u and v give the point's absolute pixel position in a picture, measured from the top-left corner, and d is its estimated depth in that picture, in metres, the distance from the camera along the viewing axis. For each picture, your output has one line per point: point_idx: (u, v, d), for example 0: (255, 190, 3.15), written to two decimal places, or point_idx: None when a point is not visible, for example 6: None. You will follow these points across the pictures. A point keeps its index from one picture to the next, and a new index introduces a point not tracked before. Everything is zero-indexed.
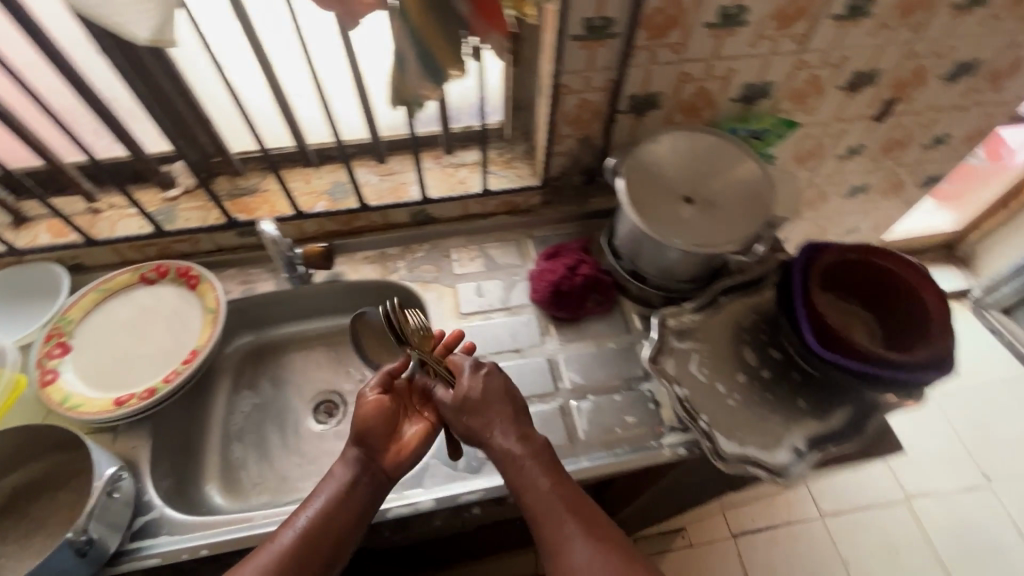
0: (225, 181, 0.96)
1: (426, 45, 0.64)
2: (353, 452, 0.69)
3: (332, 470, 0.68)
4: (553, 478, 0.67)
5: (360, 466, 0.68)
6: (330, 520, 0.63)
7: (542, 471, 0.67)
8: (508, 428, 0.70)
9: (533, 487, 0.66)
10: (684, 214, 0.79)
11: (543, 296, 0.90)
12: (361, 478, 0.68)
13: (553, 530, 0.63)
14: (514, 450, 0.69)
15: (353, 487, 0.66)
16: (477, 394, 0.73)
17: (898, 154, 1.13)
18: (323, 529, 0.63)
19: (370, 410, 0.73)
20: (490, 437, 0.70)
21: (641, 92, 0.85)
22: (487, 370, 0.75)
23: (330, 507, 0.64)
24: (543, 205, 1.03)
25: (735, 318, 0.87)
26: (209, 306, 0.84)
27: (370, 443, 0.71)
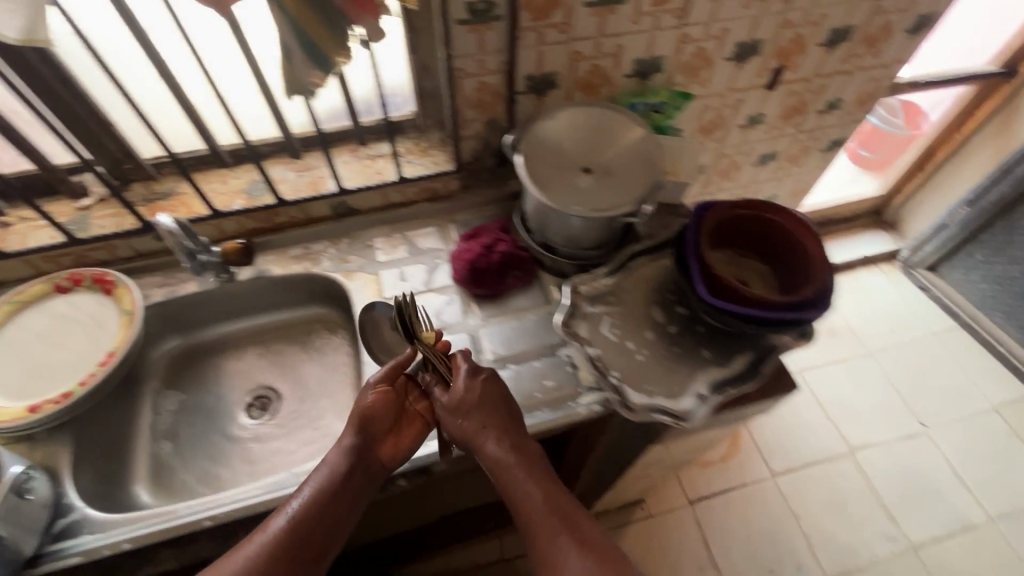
0: (139, 187, 0.97)
1: (307, 33, 0.67)
2: (349, 441, 0.72)
3: (327, 458, 0.70)
4: (544, 486, 0.69)
5: (356, 455, 0.71)
6: (323, 509, 0.66)
7: (535, 482, 0.69)
8: (500, 437, 0.72)
9: (525, 496, 0.68)
10: (582, 182, 0.84)
11: (464, 276, 0.93)
12: (356, 470, 0.70)
13: (545, 540, 0.65)
14: (507, 459, 0.71)
15: (346, 478, 0.69)
16: (476, 399, 0.75)
17: (797, 120, 1.20)
18: (315, 516, 0.65)
19: (373, 404, 0.75)
20: (482, 444, 0.72)
21: (537, 72, 0.89)
22: (483, 375, 0.77)
23: (323, 495, 0.67)
24: (462, 190, 1.06)
25: (644, 280, 0.91)
26: (126, 309, 0.84)
27: (366, 436, 0.73)
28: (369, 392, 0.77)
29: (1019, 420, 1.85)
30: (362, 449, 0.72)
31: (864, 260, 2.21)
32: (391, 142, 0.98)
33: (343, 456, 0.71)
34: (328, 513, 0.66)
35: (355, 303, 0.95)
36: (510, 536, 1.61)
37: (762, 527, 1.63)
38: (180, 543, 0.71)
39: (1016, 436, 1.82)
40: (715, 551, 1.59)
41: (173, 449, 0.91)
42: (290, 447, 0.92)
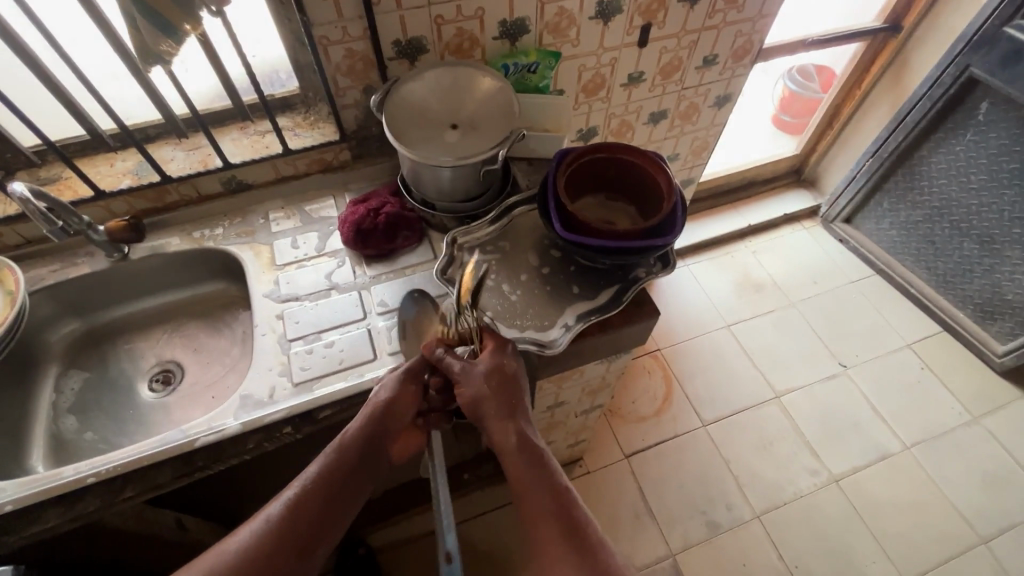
0: (24, 175, 0.98)
1: (148, 3, 0.70)
2: (356, 430, 0.76)
3: (333, 446, 0.75)
4: (543, 478, 0.71)
5: (363, 446, 0.75)
6: (325, 493, 0.71)
7: (539, 476, 0.71)
8: (514, 422, 0.75)
9: (526, 484, 0.70)
10: (448, 137, 0.88)
11: (354, 239, 0.97)
12: (362, 461, 0.75)
13: (538, 535, 0.66)
14: (516, 448, 0.73)
15: (348, 469, 0.74)
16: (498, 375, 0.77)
17: (677, 77, 1.27)
18: (313, 501, 0.70)
19: (396, 402, 0.78)
20: (494, 428, 0.74)
21: (402, 38, 0.93)
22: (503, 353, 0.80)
23: (324, 484, 0.71)
24: (355, 160, 1.10)
25: (522, 228, 0.97)
26: (8, 289, 0.85)
27: (379, 430, 0.77)
28: (392, 386, 0.79)
29: (931, 355, 1.98)
30: (373, 442, 0.76)
31: (786, 218, 2.32)
32: (272, 116, 1.01)
33: (347, 445, 0.75)
34: (328, 502, 0.71)
35: (248, 272, 0.98)
36: (453, 505, 1.66)
37: (694, 474, 1.71)
38: (67, 501, 0.73)
39: (928, 370, 1.94)
40: (651, 499, 1.66)
41: (78, 427, 0.92)
42: (191, 417, 0.95)
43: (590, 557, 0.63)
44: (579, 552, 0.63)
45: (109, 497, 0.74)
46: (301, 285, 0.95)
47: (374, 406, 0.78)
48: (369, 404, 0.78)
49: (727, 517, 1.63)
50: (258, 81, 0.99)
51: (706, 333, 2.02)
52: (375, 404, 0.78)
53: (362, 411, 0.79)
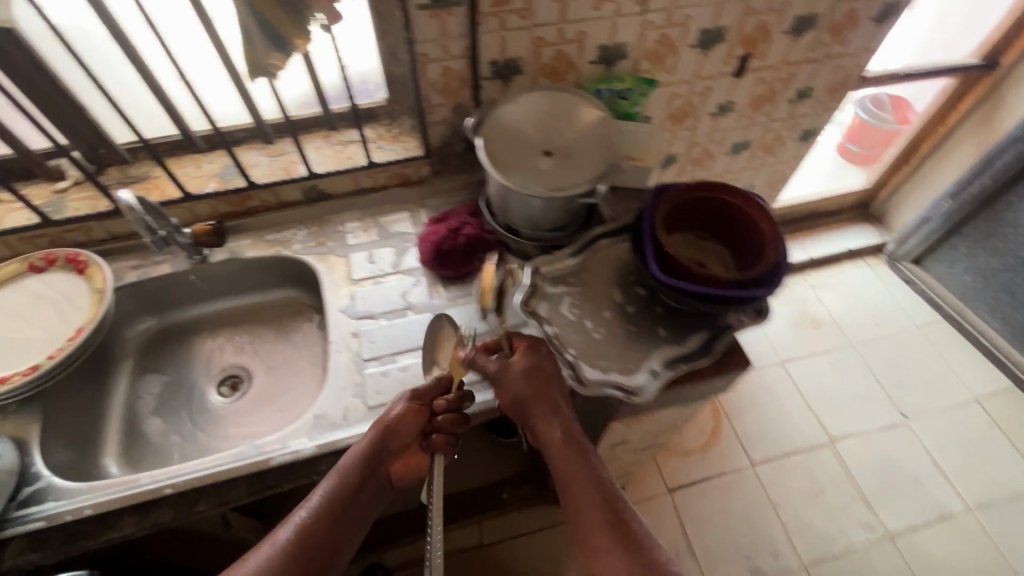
0: (115, 171, 0.99)
1: (265, 16, 0.69)
2: (357, 450, 0.73)
3: (338, 469, 0.72)
4: (585, 471, 0.71)
5: (368, 466, 0.73)
6: (337, 514, 0.69)
7: (581, 468, 0.71)
8: (554, 420, 0.75)
9: (569, 478, 0.71)
10: (541, 164, 0.85)
11: (432, 259, 0.95)
12: (367, 480, 0.73)
13: (587, 525, 0.66)
14: (560, 443, 0.73)
15: (356, 489, 0.71)
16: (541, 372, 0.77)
17: (768, 109, 1.22)
18: (324, 524, 0.67)
19: (400, 419, 0.76)
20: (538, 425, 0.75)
21: (500, 59, 0.90)
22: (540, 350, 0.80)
23: (335, 505, 0.69)
24: (434, 176, 1.08)
25: (606, 262, 0.93)
26: (96, 287, 0.86)
27: (379, 447, 0.75)
28: (401, 403, 0.78)
29: (1001, 411, 1.86)
30: (374, 461, 0.74)
31: (849, 253, 2.22)
32: (359, 128, 0.99)
33: (352, 468, 0.72)
34: (337, 526, 0.68)
35: (323, 284, 0.97)
36: (488, 524, 1.63)
37: (739, 515, 1.64)
38: (141, 510, 0.73)
39: (996, 428, 1.83)
40: (693, 538, 1.61)
41: (151, 427, 0.93)
42: (259, 429, 0.93)
43: (637, 549, 0.64)
44: (626, 544, 0.64)
45: (182, 511, 0.74)
46: (376, 303, 0.94)
47: (382, 419, 0.77)
48: (375, 423, 0.77)
49: (773, 566, 1.57)
50: (348, 92, 0.98)
51: (758, 368, 1.94)
52: (382, 420, 0.77)
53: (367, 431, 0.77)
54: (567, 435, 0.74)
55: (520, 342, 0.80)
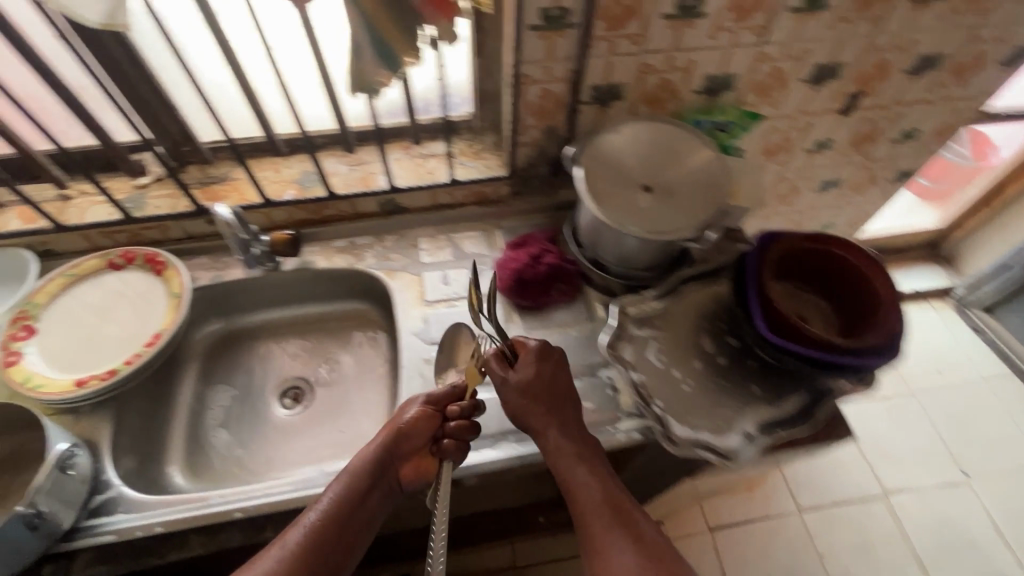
0: (196, 169, 0.97)
1: (380, 33, 0.65)
2: (366, 453, 0.73)
3: (347, 471, 0.71)
4: (593, 477, 0.71)
5: (377, 468, 0.72)
6: (347, 515, 0.68)
7: (590, 474, 0.71)
8: (563, 428, 0.74)
9: (578, 484, 0.70)
10: (641, 200, 0.80)
11: (511, 287, 0.91)
12: (377, 483, 0.72)
13: (598, 530, 0.67)
14: (571, 451, 0.72)
15: (366, 492, 0.70)
16: (546, 383, 0.76)
17: (867, 148, 1.14)
18: (334, 526, 0.66)
19: (410, 423, 0.76)
20: (548, 435, 0.73)
21: (603, 84, 0.86)
22: (548, 357, 0.79)
23: (344, 507, 0.68)
24: (512, 196, 1.04)
25: (695, 307, 0.88)
26: (174, 291, 0.85)
27: (389, 450, 0.74)
28: (412, 407, 0.78)
29: None
30: (383, 463, 0.73)
31: (914, 294, 2.11)
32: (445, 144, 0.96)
33: (362, 470, 0.71)
34: (346, 527, 0.67)
35: (396, 303, 0.94)
36: (522, 546, 1.59)
37: (783, 565, 1.57)
38: (208, 531, 0.71)
39: None
40: None
41: (214, 436, 0.91)
42: (323, 448, 0.91)
43: (649, 552, 0.65)
44: (640, 548, 0.65)
45: (249, 536, 0.71)
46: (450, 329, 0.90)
47: (392, 424, 0.76)
48: (383, 428, 0.77)
49: None
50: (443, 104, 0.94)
51: None
52: (391, 425, 0.76)
53: (378, 433, 0.76)
54: (575, 442, 0.73)
55: (528, 347, 0.79)
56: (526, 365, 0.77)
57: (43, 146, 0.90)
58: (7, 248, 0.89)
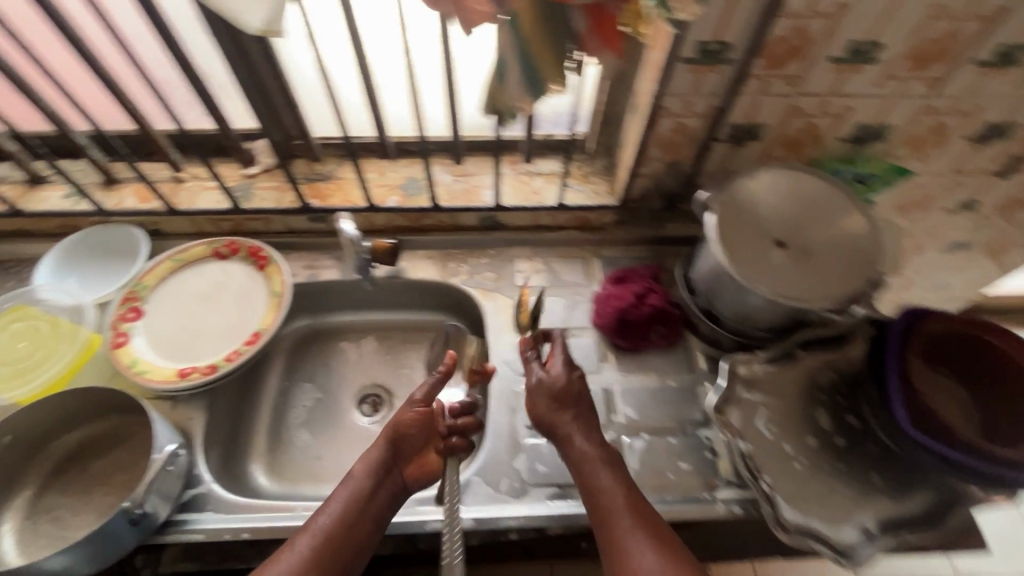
0: (303, 164, 0.96)
1: (532, 59, 0.60)
2: (368, 458, 0.69)
3: (353, 476, 0.67)
4: (616, 482, 0.66)
5: (381, 469, 0.69)
6: (358, 520, 0.64)
7: (614, 481, 0.66)
8: (586, 434, 0.71)
9: (598, 489, 0.66)
10: (774, 256, 0.74)
11: (610, 325, 0.86)
12: (382, 484, 0.68)
13: (620, 535, 0.62)
14: (592, 457, 0.68)
15: (372, 494, 0.66)
16: (568, 387, 0.74)
17: (1014, 213, 1.02)
18: (348, 530, 0.62)
19: (411, 421, 0.73)
20: (569, 440, 0.71)
21: (742, 124, 0.79)
22: (570, 370, 0.77)
23: (355, 511, 0.64)
24: (615, 225, 0.99)
25: (812, 375, 0.81)
26: (275, 290, 0.84)
27: (392, 451, 0.70)
28: (409, 407, 0.75)
29: None
30: (387, 465, 0.69)
31: None
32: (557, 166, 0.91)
33: (368, 472, 0.67)
34: (357, 531, 0.63)
35: (488, 325, 0.91)
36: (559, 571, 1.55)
37: None
38: None
39: None
40: None
41: (295, 435, 0.90)
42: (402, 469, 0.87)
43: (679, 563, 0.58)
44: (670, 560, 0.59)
45: None
46: None
47: (390, 422, 0.73)
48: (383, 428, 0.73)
49: None
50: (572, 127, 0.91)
51: None
52: (389, 423, 0.73)
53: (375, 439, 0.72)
54: (596, 449, 0.70)
55: (555, 358, 0.78)
56: (552, 377, 0.76)
57: (165, 127, 0.91)
58: (121, 224, 0.91)
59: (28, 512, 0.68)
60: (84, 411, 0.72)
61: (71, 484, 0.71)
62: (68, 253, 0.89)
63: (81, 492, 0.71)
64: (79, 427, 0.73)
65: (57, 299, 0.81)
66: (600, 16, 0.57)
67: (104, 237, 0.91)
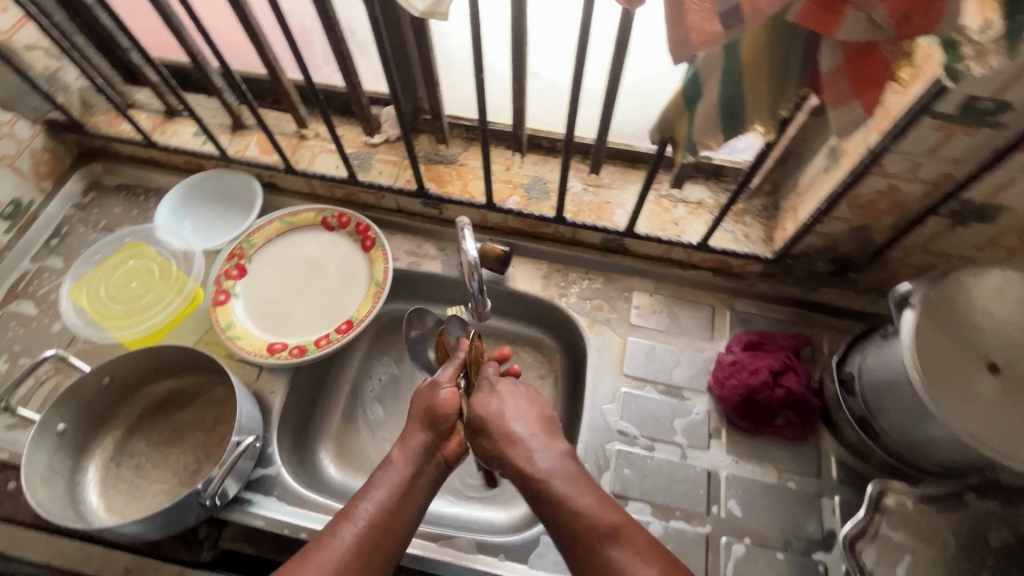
0: (427, 141, 0.89)
1: (740, 91, 0.47)
2: (400, 448, 0.65)
3: (392, 462, 0.63)
4: (585, 493, 0.54)
5: (421, 455, 0.65)
6: (401, 509, 0.59)
7: (582, 493, 0.54)
8: (533, 440, 0.61)
9: (559, 500, 0.54)
10: (982, 383, 0.57)
11: (731, 401, 0.73)
12: (423, 469, 0.64)
13: (590, 548, 0.50)
14: (549, 471, 0.56)
15: (415, 481, 0.62)
16: (491, 407, 0.65)
17: None
18: (389, 518, 0.58)
19: (448, 404, 0.69)
20: (519, 454, 0.59)
21: (980, 205, 0.60)
22: (519, 390, 0.69)
23: (395, 497, 0.60)
24: (760, 276, 0.83)
25: (983, 532, 0.64)
26: (375, 278, 0.79)
27: (431, 435, 0.67)
28: (439, 390, 0.70)
29: None
30: (426, 452, 0.65)
31: None
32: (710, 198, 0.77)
33: (407, 458, 0.64)
34: (400, 518, 0.59)
35: (590, 362, 0.80)
36: None
37: None
38: None
39: None
40: None
41: (367, 419, 0.84)
42: (466, 491, 0.80)
43: None
44: None
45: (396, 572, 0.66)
46: (642, 420, 0.75)
47: (416, 419, 0.69)
48: (410, 423, 0.69)
49: None
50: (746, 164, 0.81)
51: None
52: (413, 424, 0.68)
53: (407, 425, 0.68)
54: (555, 459, 0.58)
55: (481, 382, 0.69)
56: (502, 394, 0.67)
57: (298, 80, 0.86)
58: (240, 173, 0.88)
59: (113, 453, 0.70)
60: (177, 365, 0.72)
61: (154, 432, 0.72)
62: (188, 192, 0.89)
63: (161, 443, 0.72)
64: (170, 377, 0.74)
65: (171, 241, 0.81)
66: (865, 58, 0.40)
67: (222, 180, 0.90)
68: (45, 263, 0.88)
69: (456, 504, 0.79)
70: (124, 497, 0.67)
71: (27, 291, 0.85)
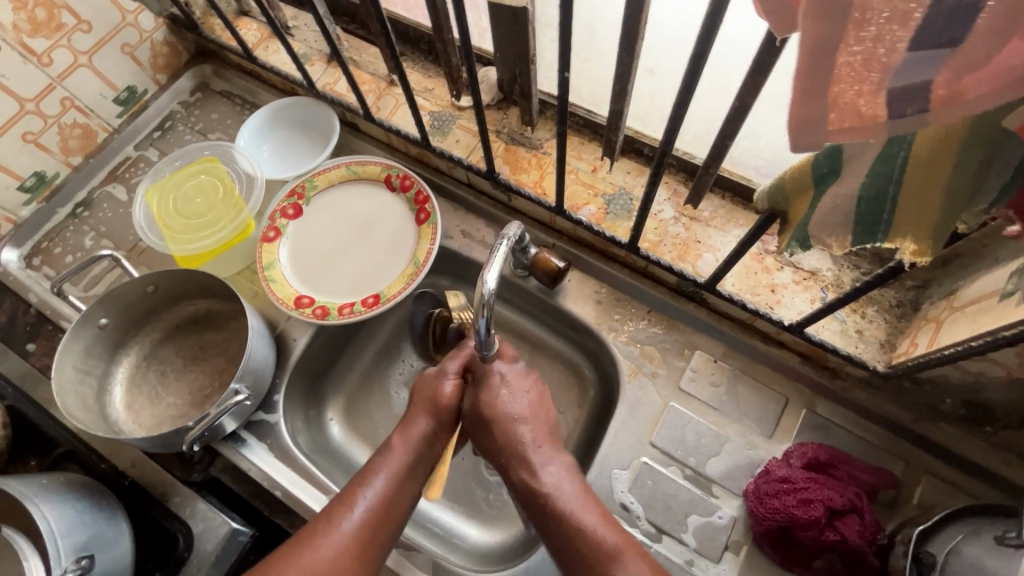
0: (516, 117, 0.79)
1: (894, 190, 0.32)
2: (401, 434, 0.56)
3: (392, 450, 0.54)
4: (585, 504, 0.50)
5: (425, 445, 0.56)
6: (398, 503, 0.52)
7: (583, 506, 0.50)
8: (533, 445, 0.54)
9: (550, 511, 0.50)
10: None
11: (765, 523, 0.60)
12: (427, 460, 0.55)
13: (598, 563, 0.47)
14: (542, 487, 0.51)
15: (413, 471, 0.54)
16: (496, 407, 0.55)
17: None
18: (386, 514, 0.51)
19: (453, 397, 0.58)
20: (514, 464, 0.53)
21: None
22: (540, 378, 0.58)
23: (394, 487, 0.53)
24: (863, 382, 0.66)
25: None
26: (417, 256, 0.74)
27: (436, 425, 0.57)
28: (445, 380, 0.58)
29: None
30: (428, 442, 0.56)
31: None
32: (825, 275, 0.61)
33: (411, 449, 0.55)
34: (398, 510, 0.52)
35: (618, 414, 0.70)
36: None
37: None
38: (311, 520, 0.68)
39: None
40: None
41: (379, 390, 0.82)
42: (452, 496, 0.76)
43: None
44: None
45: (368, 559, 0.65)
46: (653, 501, 0.66)
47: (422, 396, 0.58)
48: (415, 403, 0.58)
49: None
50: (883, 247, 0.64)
51: None
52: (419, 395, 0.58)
53: (410, 408, 0.58)
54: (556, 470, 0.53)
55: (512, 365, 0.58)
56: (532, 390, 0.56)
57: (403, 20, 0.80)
58: (324, 107, 0.85)
59: (147, 355, 0.74)
60: (210, 289, 0.74)
61: (184, 345, 0.75)
62: (274, 113, 0.87)
63: (188, 358, 0.75)
64: (207, 299, 0.76)
65: (241, 162, 0.82)
66: None
67: (306, 110, 0.87)
68: (145, 152, 0.92)
69: (437, 505, 0.76)
70: (145, 400, 0.72)
71: (124, 176, 0.91)
